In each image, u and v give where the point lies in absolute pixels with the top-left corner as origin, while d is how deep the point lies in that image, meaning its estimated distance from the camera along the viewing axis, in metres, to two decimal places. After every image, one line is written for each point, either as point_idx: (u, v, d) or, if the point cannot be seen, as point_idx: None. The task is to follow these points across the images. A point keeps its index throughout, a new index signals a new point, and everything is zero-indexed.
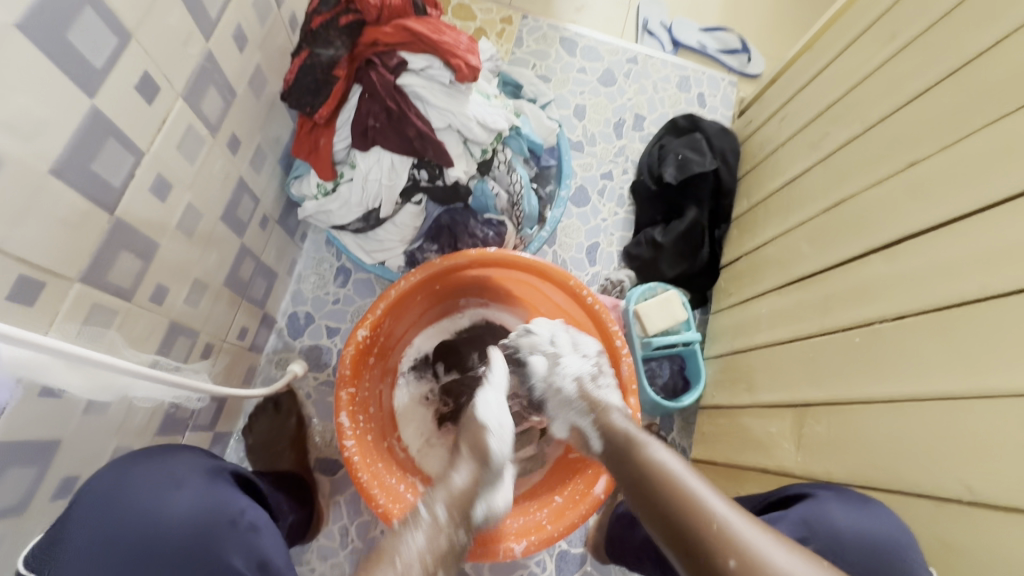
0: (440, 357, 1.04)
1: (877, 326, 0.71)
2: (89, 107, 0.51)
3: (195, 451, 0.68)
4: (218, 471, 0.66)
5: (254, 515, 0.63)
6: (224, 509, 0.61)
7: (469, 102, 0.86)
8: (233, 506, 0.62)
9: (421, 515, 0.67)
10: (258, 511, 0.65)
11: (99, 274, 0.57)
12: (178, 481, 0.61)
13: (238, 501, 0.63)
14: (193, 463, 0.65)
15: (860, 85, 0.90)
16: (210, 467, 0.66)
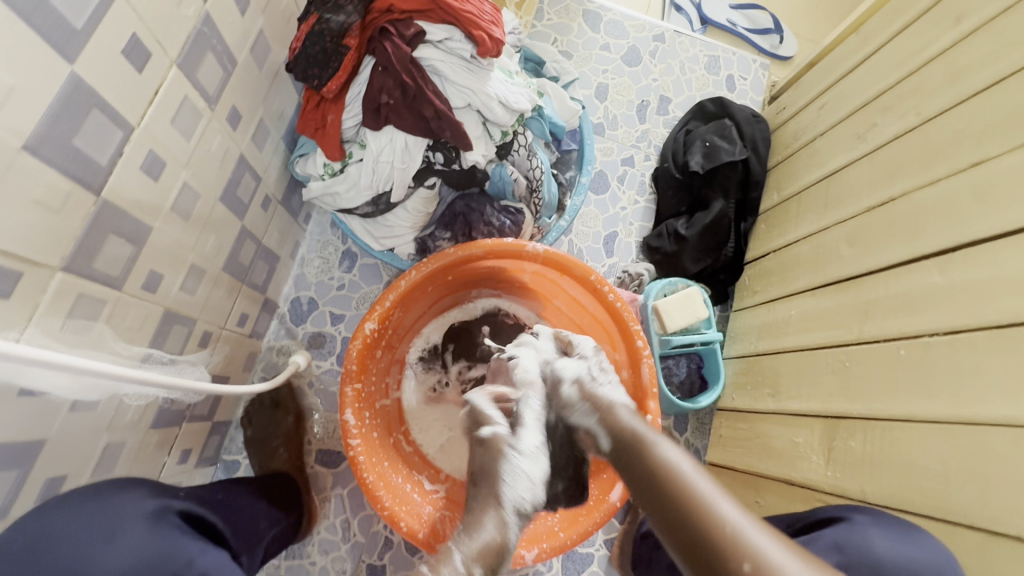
0: (451, 342, 0.98)
1: (928, 339, 0.67)
2: (68, 75, 0.45)
3: (138, 489, 0.61)
4: (163, 515, 0.58)
5: (205, 563, 0.57)
6: (171, 560, 0.54)
7: (490, 79, 0.79)
8: (180, 554, 0.55)
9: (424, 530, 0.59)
10: (209, 558, 0.58)
11: (85, 262, 0.52)
12: (116, 528, 0.54)
13: (187, 548, 0.56)
14: (134, 506, 0.57)
15: (914, 74, 0.82)
16: (152, 511, 0.58)
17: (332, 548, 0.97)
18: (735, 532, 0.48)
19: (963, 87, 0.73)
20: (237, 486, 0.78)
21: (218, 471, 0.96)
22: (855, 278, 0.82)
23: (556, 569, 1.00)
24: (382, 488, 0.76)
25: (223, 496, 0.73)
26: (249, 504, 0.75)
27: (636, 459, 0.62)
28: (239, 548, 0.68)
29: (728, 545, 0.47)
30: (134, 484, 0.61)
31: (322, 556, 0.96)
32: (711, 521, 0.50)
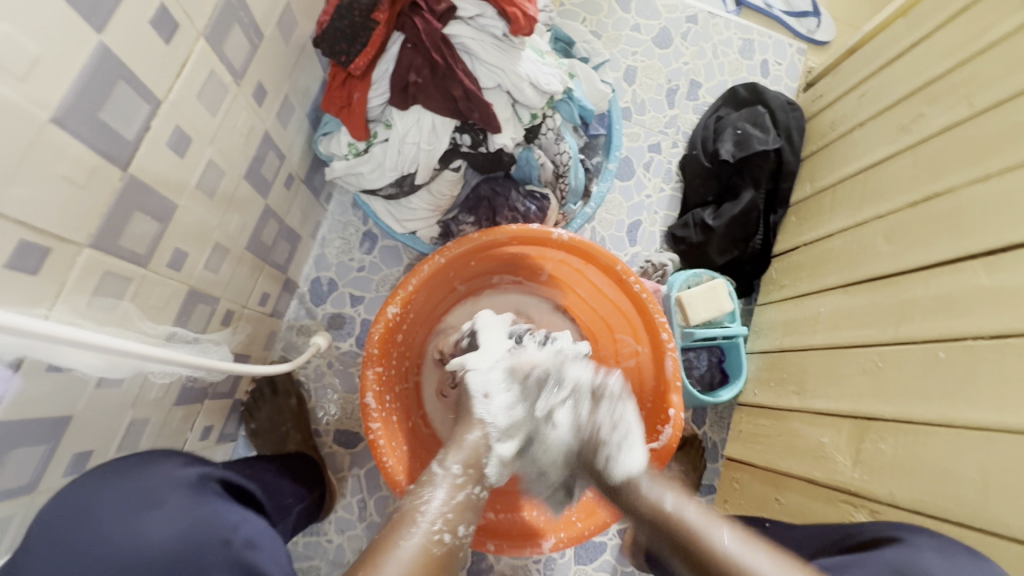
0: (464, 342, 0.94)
1: (970, 343, 0.65)
2: (96, 44, 0.43)
3: (173, 460, 0.60)
4: (203, 483, 0.59)
5: (250, 531, 0.57)
6: (215, 526, 0.54)
7: (521, 59, 0.77)
8: (226, 521, 0.56)
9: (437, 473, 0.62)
10: (255, 524, 0.59)
11: (111, 239, 0.51)
12: (157, 499, 0.54)
13: (230, 515, 0.57)
14: (173, 476, 0.57)
15: (969, 62, 0.78)
16: (192, 479, 0.58)
17: (348, 526, 0.97)
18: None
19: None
20: (262, 461, 0.78)
21: (237, 448, 0.97)
22: (893, 276, 0.80)
23: (568, 557, 1.00)
24: (401, 472, 0.76)
25: (251, 471, 0.73)
26: (280, 479, 0.76)
27: (645, 517, 0.61)
28: (274, 516, 0.71)
29: None
30: (171, 454, 0.61)
31: (339, 535, 0.97)
32: None
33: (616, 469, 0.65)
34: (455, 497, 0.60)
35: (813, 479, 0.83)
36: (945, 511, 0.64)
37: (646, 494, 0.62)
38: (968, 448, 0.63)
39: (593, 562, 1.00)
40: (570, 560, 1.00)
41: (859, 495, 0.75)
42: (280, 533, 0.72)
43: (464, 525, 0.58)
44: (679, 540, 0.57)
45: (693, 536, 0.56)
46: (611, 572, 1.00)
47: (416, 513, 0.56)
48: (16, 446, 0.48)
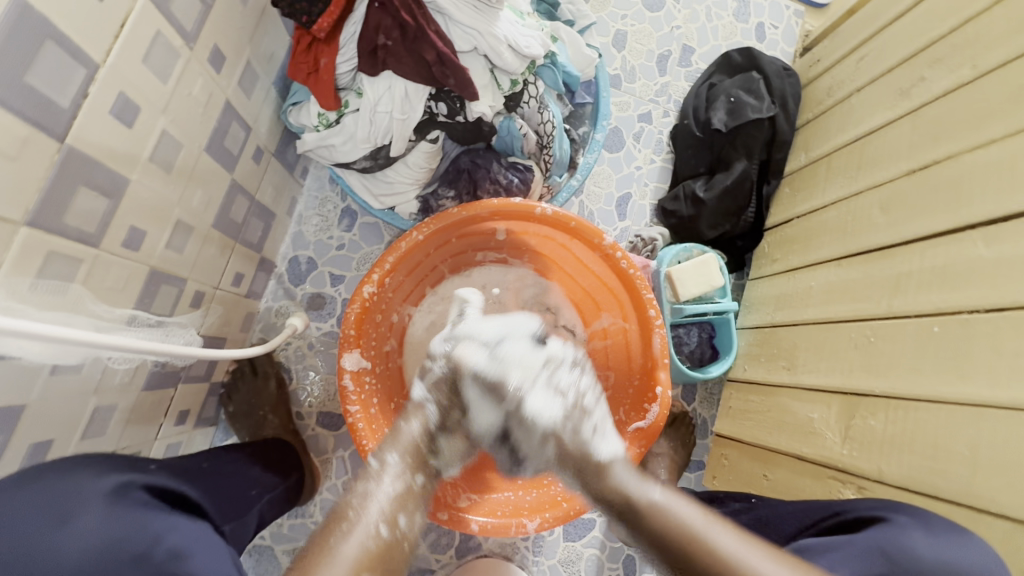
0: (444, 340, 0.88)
1: (965, 316, 0.63)
2: (14, 0, 0.39)
3: (99, 465, 0.55)
4: (124, 492, 0.53)
5: (176, 540, 0.52)
6: (129, 542, 0.50)
7: (499, 19, 0.72)
8: (146, 533, 0.51)
9: (373, 464, 0.64)
10: (182, 534, 0.54)
11: (52, 216, 0.47)
12: (70, 512, 0.49)
13: (153, 526, 0.52)
14: (91, 483, 0.52)
15: (974, 20, 0.73)
16: (109, 489, 0.52)
17: (334, 508, 0.97)
18: (744, 566, 0.51)
19: None
20: (228, 452, 0.75)
21: (217, 433, 0.95)
22: (889, 248, 0.77)
23: (557, 534, 0.99)
24: None
25: (208, 465, 0.70)
26: (237, 472, 0.72)
27: (614, 499, 0.61)
28: (220, 519, 0.65)
29: (708, 565, 0.52)
30: (92, 462, 0.55)
31: (325, 517, 0.96)
32: (698, 544, 0.54)
33: (601, 455, 0.66)
34: (400, 489, 0.62)
35: (801, 455, 0.82)
36: (934, 487, 0.63)
37: (615, 481, 0.62)
38: (959, 425, 0.61)
39: (582, 539, 1.00)
40: (559, 538, 1.00)
41: (847, 471, 0.74)
42: (232, 534, 0.66)
43: (406, 516, 0.61)
44: (642, 505, 0.59)
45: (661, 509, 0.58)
46: (599, 547, 1.00)
47: (352, 518, 0.57)
48: None
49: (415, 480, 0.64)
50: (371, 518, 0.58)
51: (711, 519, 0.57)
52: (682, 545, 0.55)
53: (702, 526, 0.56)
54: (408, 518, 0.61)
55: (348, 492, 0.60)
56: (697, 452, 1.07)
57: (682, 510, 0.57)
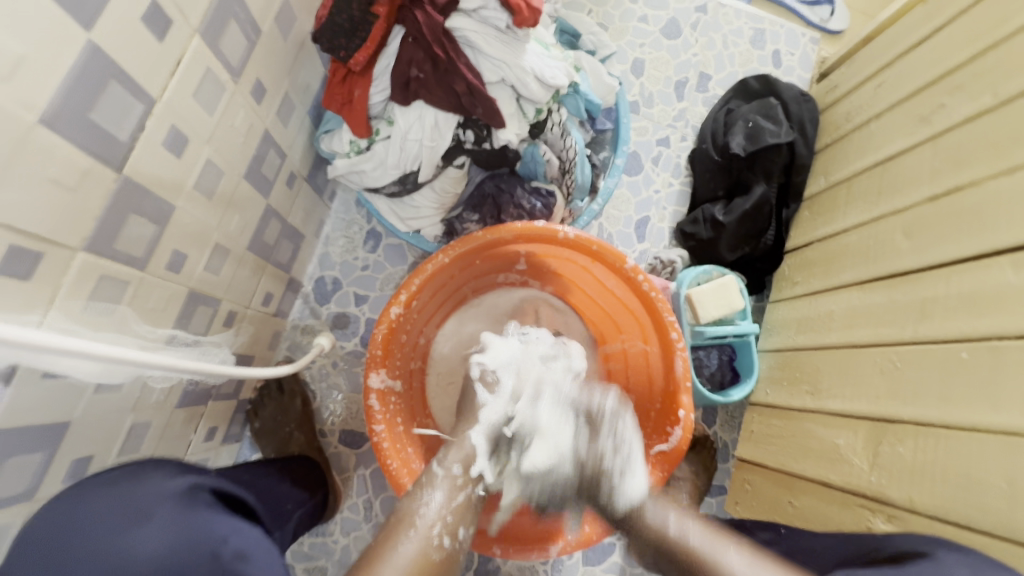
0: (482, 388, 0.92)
1: (994, 343, 0.63)
2: (86, 43, 0.42)
3: (165, 469, 0.57)
4: (193, 493, 0.56)
5: (239, 542, 0.54)
6: (202, 540, 0.52)
7: (526, 52, 0.74)
8: (214, 533, 0.53)
9: (434, 474, 0.69)
10: (245, 535, 0.56)
11: (106, 241, 0.50)
12: (144, 512, 0.51)
13: (220, 527, 0.54)
14: (161, 486, 0.54)
15: (993, 48, 0.74)
16: (182, 490, 0.55)
17: (354, 527, 0.97)
18: None
19: None
20: (260, 466, 0.76)
21: (242, 449, 0.96)
22: (912, 274, 0.77)
23: (577, 559, 0.98)
24: (405, 475, 0.75)
25: (250, 477, 0.72)
26: (275, 485, 0.74)
27: (646, 529, 0.69)
28: (271, 525, 0.68)
29: None
30: (160, 464, 0.58)
31: (345, 536, 0.96)
32: None
33: (643, 507, 0.70)
34: (454, 498, 0.67)
35: (827, 482, 0.81)
36: (966, 516, 0.62)
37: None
38: (993, 453, 0.60)
39: (602, 564, 0.98)
40: (579, 563, 0.98)
41: (876, 499, 0.73)
42: (280, 539, 0.70)
43: (463, 528, 0.66)
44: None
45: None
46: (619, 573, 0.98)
47: (415, 517, 0.63)
48: (13, 454, 0.47)
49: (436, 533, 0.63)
50: (432, 526, 0.63)
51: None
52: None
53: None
54: (463, 530, 0.66)
55: (409, 500, 0.66)
56: (719, 477, 1.05)
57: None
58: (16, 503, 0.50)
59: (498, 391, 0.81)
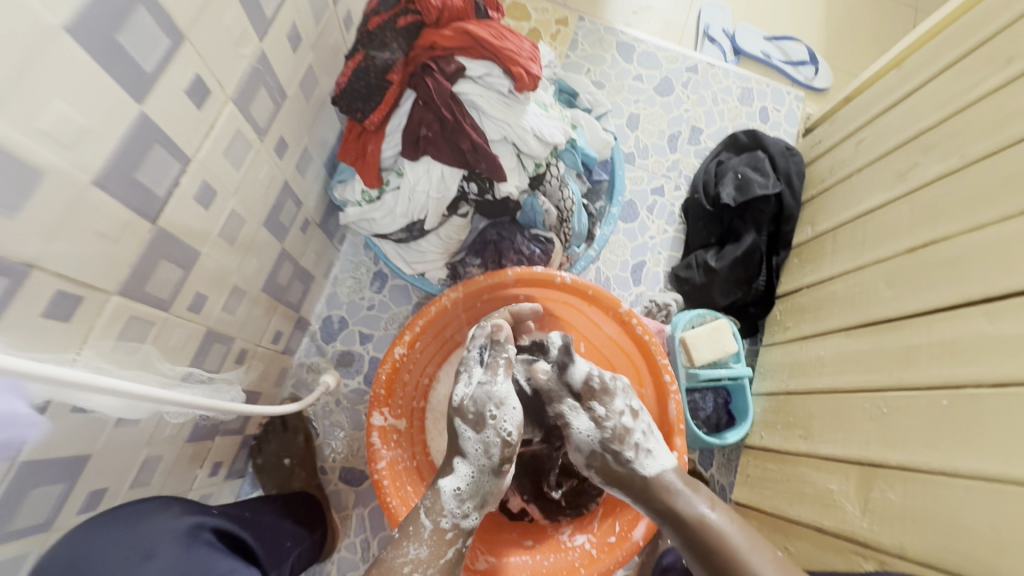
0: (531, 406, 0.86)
1: (972, 391, 0.66)
2: (136, 113, 0.47)
3: (171, 509, 0.62)
4: (196, 532, 0.61)
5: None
6: None
7: (526, 113, 0.81)
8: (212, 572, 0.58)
9: (420, 529, 0.65)
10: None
11: (138, 286, 0.54)
12: (148, 552, 0.56)
13: (221, 565, 0.60)
14: (167, 525, 0.60)
15: (960, 113, 0.80)
16: (186, 529, 0.60)
17: (351, 567, 0.97)
18: None
19: (1012, 131, 0.71)
20: (263, 504, 0.78)
21: (244, 485, 0.98)
22: (895, 321, 0.81)
23: None
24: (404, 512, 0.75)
25: (251, 514, 0.73)
26: (275, 522, 0.76)
27: (689, 529, 0.64)
28: (269, 565, 0.69)
29: None
30: (169, 503, 0.63)
31: None
32: None
33: (667, 491, 0.67)
34: (440, 557, 0.64)
35: (821, 527, 0.82)
36: (954, 563, 0.63)
37: (689, 513, 0.65)
38: (976, 500, 0.62)
39: None
40: None
41: (867, 545, 0.74)
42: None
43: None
44: (698, 527, 0.64)
45: (705, 530, 0.63)
46: None
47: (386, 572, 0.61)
48: (36, 486, 0.50)
49: (444, 527, 0.66)
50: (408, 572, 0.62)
51: (755, 542, 0.62)
52: (724, 557, 0.61)
53: (745, 550, 0.60)
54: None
55: (394, 548, 0.63)
56: None
57: (733, 535, 0.62)
58: (33, 534, 0.52)
59: (482, 426, 0.69)
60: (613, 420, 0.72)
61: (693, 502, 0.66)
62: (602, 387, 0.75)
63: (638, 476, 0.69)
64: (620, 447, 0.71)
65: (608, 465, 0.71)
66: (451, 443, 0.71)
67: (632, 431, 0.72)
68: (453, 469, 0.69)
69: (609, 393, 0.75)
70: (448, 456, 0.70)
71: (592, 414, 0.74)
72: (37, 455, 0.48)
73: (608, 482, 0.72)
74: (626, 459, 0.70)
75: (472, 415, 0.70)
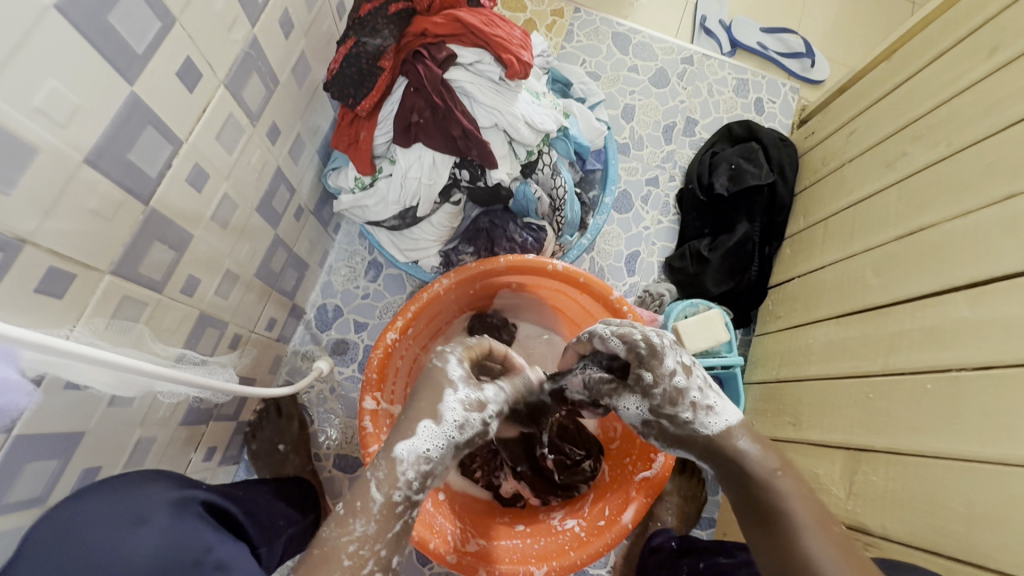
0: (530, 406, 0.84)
1: (954, 374, 0.66)
2: (129, 95, 0.48)
3: (162, 483, 0.61)
4: (185, 503, 0.59)
5: (224, 553, 0.57)
6: (189, 545, 0.55)
7: (517, 100, 0.82)
8: (198, 542, 0.56)
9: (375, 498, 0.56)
10: (228, 547, 0.58)
11: (131, 266, 0.55)
12: (140, 517, 0.55)
13: (206, 535, 0.57)
14: (159, 495, 0.59)
15: (949, 102, 0.81)
16: (176, 500, 0.59)
17: None
18: None
19: (998, 118, 0.71)
20: (257, 486, 0.80)
21: (239, 470, 0.99)
22: (881, 309, 0.81)
23: None
24: None
25: (243, 494, 0.74)
26: (267, 503, 0.77)
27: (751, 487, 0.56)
28: (259, 540, 0.70)
29: None
30: (157, 478, 0.62)
31: None
32: None
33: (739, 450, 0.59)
34: (388, 529, 0.55)
35: None
36: (932, 543, 0.64)
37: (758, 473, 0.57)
38: (956, 482, 0.63)
39: None
40: None
41: (852, 528, 0.76)
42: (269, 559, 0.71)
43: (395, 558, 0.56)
44: (762, 483, 0.56)
45: (769, 488, 0.55)
46: None
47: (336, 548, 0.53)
48: (31, 461, 0.51)
49: (395, 500, 0.57)
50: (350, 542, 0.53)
51: (814, 506, 0.54)
52: (782, 518, 0.53)
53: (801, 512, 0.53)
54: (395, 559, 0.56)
55: (337, 527, 0.54)
56: (707, 508, 1.07)
57: (797, 497, 0.54)
58: (29, 507, 0.53)
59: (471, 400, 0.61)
60: (662, 384, 0.61)
61: (763, 459, 0.58)
62: (650, 352, 0.62)
63: (701, 436, 0.61)
64: (674, 412, 0.62)
65: (669, 432, 0.63)
66: (418, 403, 0.60)
67: (687, 391, 0.61)
68: (414, 431, 0.58)
69: (660, 359, 0.62)
70: (415, 412, 0.59)
71: (638, 385, 0.63)
72: (30, 429, 0.49)
73: (672, 446, 0.64)
74: (683, 422, 0.62)
75: (466, 395, 0.61)
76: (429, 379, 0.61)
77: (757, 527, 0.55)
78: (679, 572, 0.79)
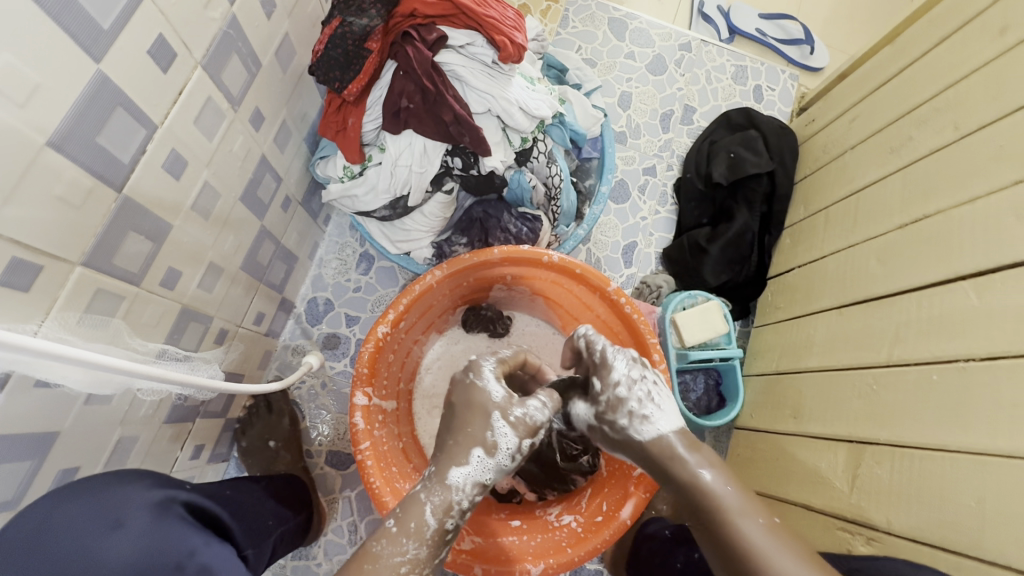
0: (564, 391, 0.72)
1: (962, 364, 0.65)
2: (96, 73, 0.45)
3: (140, 481, 0.59)
4: (167, 505, 0.57)
5: (207, 557, 0.55)
6: (173, 548, 0.53)
7: (511, 85, 0.79)
8: (182, 544, 0.54)
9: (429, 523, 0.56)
10: (214, 551, 0.56)
11: (105, 257, 0.52)
12: (116, 522, 0.53)
13: (190, 538, 0.55)
14: (136, 497, 0.56)
15: (954, 86, 0.79)
16: (156, 501, 0.57)
17: (337, 550, 0.96)
18: None
19: (1006, 101, 0.69)
20: (247, 483, 0.77)
21: (229, 469, 0.97)
22: (884, 298, 0.80)
23: None
24: (388, 492, 0.72)
25: (231, 493, 0.72)
26: (257, 502, 0.75)
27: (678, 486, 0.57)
28: (244, 543, 0.67)
29: None
30: (138, 476, 0.59)
31: (328, 560, 0.96)
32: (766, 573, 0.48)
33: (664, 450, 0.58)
34: (436, 554, 0.55)
35: (810, 505, 0.83)
36: (938, 538, 0.62)
37: (681, 473, 0.57)
38: (963, 474, 0.61)
39: None
40: None
41: (854, 521, 0.74)
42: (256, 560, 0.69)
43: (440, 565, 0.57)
44: (687, 482, 0.56)
45: (695, 486, 0.55)
46: None
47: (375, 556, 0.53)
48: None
49: (447, 526, 0.57)
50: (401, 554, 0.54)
51: (784, 543, 0.50)
52: (711, 514, 0.54)
53: (769, 556, 0.50)
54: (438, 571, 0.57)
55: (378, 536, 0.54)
56: None
57: (720, 490, 0.54)
58: (1, 510, 0.51)
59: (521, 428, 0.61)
60: (606, 391, 0.65)
61: (684, 456, 0.58)
62: (600, 360, 0.69)
63: (635, 443, 0.60)
64: (614, 418, 0.63)
65: (608, 438, 0.64)
66: (466, 430, 0.60)
67: (625, 399, 0.63)
68: (466, 460, 0.58)
69: (608, 366, 0.67)
70: (464, 438, 0.59)
71: (592, 389, 0.67)
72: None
73: (617, 450, 0.65)
74: (620, 427, 0.62)
75: (514, 417, 0.61)
76: (472, 402, 0.61)
77: (697, 523, 0.55)
78: (675, 562, 0.77)
